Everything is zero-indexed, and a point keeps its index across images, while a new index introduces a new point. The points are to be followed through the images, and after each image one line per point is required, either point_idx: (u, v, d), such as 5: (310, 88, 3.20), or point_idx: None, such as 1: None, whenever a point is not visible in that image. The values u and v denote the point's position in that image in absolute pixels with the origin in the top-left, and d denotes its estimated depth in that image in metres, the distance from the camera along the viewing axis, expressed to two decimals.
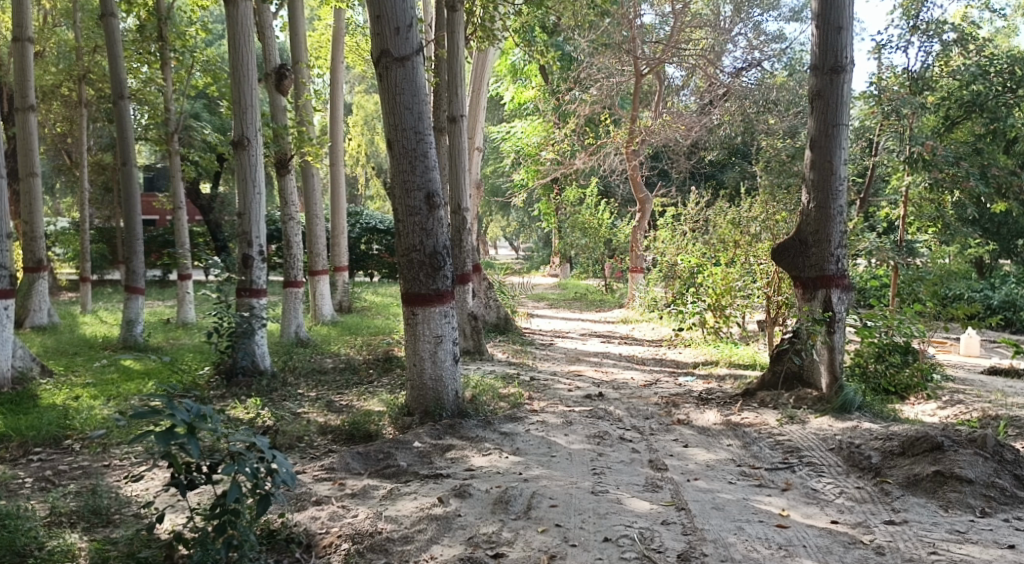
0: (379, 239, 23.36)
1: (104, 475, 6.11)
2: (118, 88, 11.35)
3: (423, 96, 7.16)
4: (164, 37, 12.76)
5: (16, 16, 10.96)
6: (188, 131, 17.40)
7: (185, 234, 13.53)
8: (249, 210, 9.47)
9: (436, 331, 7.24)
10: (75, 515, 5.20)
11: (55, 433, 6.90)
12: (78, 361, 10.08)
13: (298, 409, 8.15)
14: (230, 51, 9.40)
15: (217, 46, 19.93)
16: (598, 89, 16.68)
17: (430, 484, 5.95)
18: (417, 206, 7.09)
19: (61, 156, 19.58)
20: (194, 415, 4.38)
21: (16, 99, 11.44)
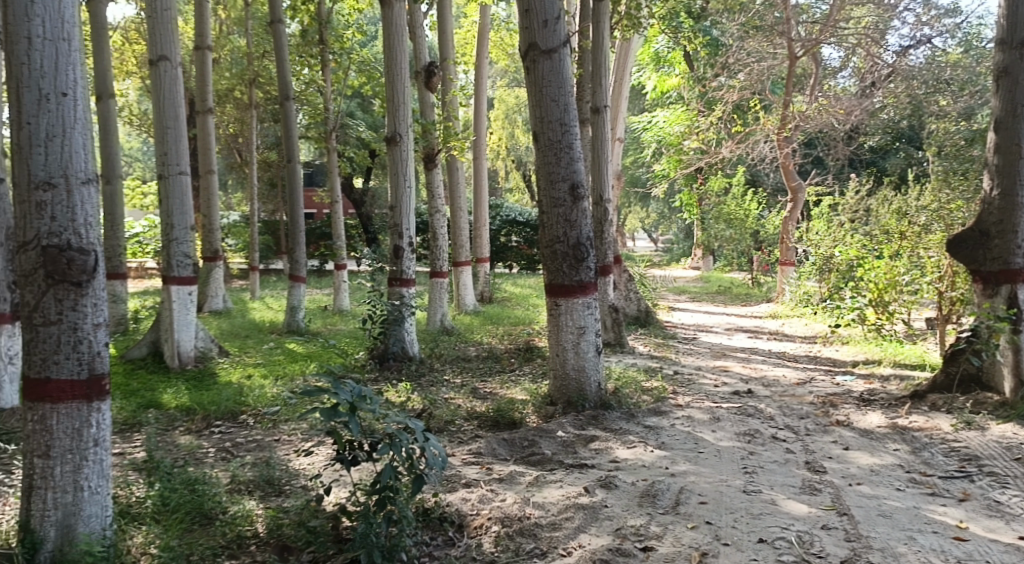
0: (518, 231, 23.59)
1: (275, 448, 6.54)
2: (284, 90, 12.04)
3: (569, 88, 7.15)
4: (325, 41, 13.50)
5: (199, 25, 11.84)
6: (344, 129, 18.30)
7: (340, 227, 14.16)
8: (400, 203, 9.80)
9: (579, 322, 7.23)
10: (252, 484, 5.60)
11: (232, 409, 7.45)
12: (249, 343, 10.83)
13: (445, 395, 8.39)
14: (385, 50, 9.75)
15: (370, 46, 20.80)
16: (748, 74, 16.14)
17: (575, 473, 5.97)
18: (561, 197, 7.11)
19: (232, 154, 21.07)
20: (356, 396, 4.59)
21: (198, 103, 12.41)
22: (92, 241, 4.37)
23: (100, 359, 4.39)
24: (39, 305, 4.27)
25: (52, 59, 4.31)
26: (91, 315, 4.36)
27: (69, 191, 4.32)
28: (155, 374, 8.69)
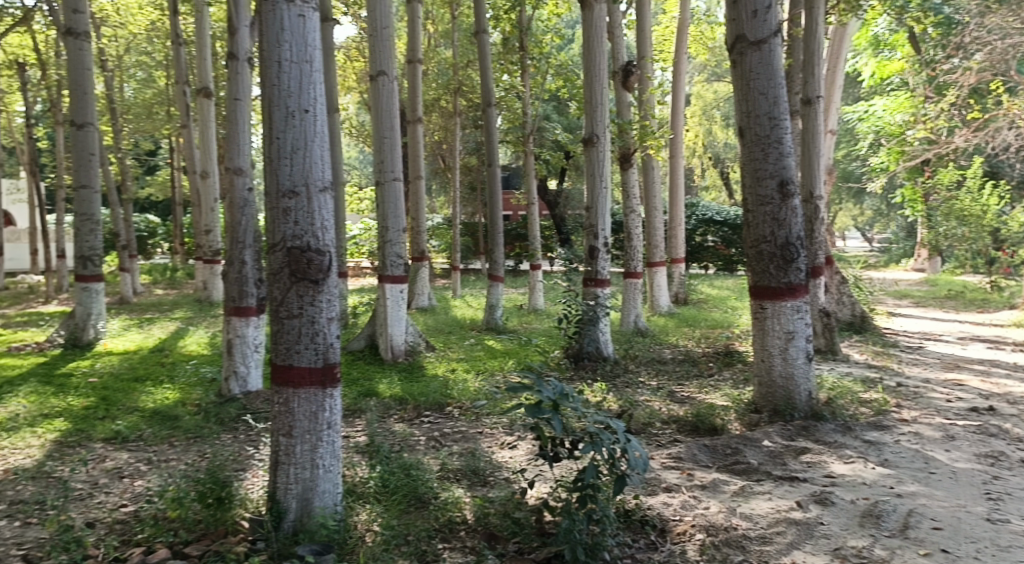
0: (716, 231, 22.87)
1: (479, 440, 6.77)
2: (487, 97, 12.42)
3: (780, 80, 6.84)
4: (525, 47, 13.86)
5: (409, 40, 12.48)
6: (543, 132, 18.62)
7: (536, 228, 14.40)
8: (596, 204, 9.82)
9: (787, 327, 6.89)
10: (460, 473, 5.84)
11: (439, 400, 7.80)
12: (452, 339, 11.31)
13: (642, 397, 8.29)
14: (585, 51, 9.80)
15: (569, 48, 21.03)
16: (987, 54, 14.58)
17: (786, 486, 5.68)
18: (769, 195, 6.81)
19: (437, 159, 22.11)
20: (559, 393, 4.63)
21: (408, 114, 12.99)
22: (327, 243, 4.76)
23: (333, 349, 4.78)
24: (283, 300, 4.70)
25: (297, 79, 4.76)
26: (326, 309, 4.74)
27: (310, 198, 4.74)
28: (369, 365, 9.30)
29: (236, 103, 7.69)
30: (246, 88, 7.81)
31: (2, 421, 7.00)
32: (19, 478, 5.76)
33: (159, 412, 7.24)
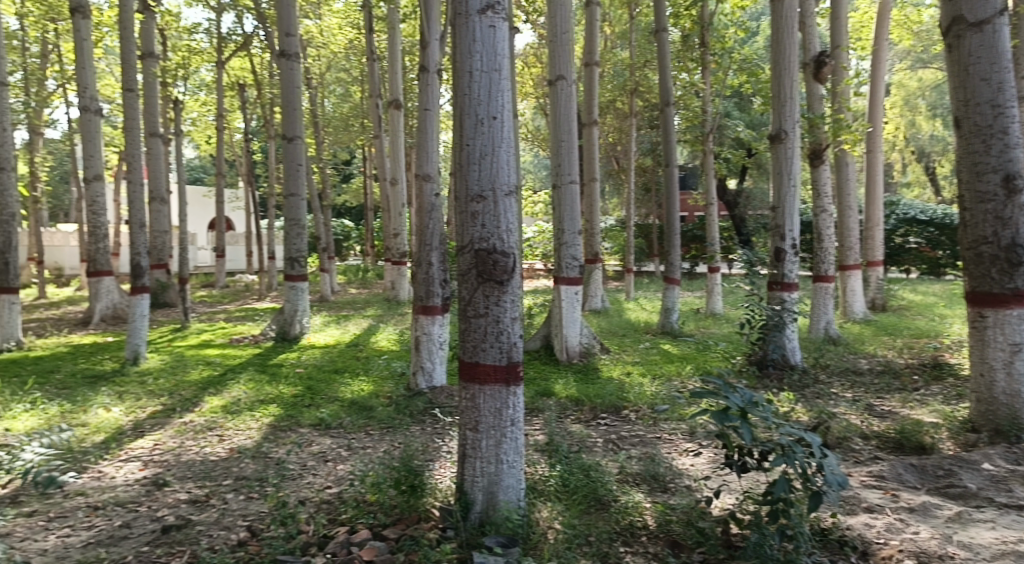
0: (918, 232, 21.22)
1: (659, 445, 6.69)
2: (665, 96, 12.18)
3: (1005, 65, 6.27)
4: (706, 43, 13.66)
5: (587, 42, 12.49)
6: (724, 130, 18.07)
7: (714, 229, 14.01)
8: (782, 203, 9.38)
9: (1012, 338, 6.26)
10: (639, 477, 5.80)
11: (616, 403, 7.77)
12: (627, 342, 11.24)
13: (835, 409, 7.84)
14: (773, 45, 9.41)
15: (754, 42, 20.30)
16: None
17: (1011, 515, 5.18)
18: (991, 191, 6.26)
19: (612, 161, 22.05)
20: (748, 401, 4.50)
21: (584, 116, 12.90)
22: (512, 245, 4.90)
23: (517, 348, 4.89)
24: (471, 300, 4.88)
25: (487, 88, 4.92)
26: (510, 310, 4.87)
27: (496, 201, 4.89)
28: (545, 366, 9.43)
29: (426, 113, 8.04)
30: (435, 99, 8.15)
31: (226, 405, 7.76)
32: (243, 456, 6.38)
33: (357, 402, 7.75)
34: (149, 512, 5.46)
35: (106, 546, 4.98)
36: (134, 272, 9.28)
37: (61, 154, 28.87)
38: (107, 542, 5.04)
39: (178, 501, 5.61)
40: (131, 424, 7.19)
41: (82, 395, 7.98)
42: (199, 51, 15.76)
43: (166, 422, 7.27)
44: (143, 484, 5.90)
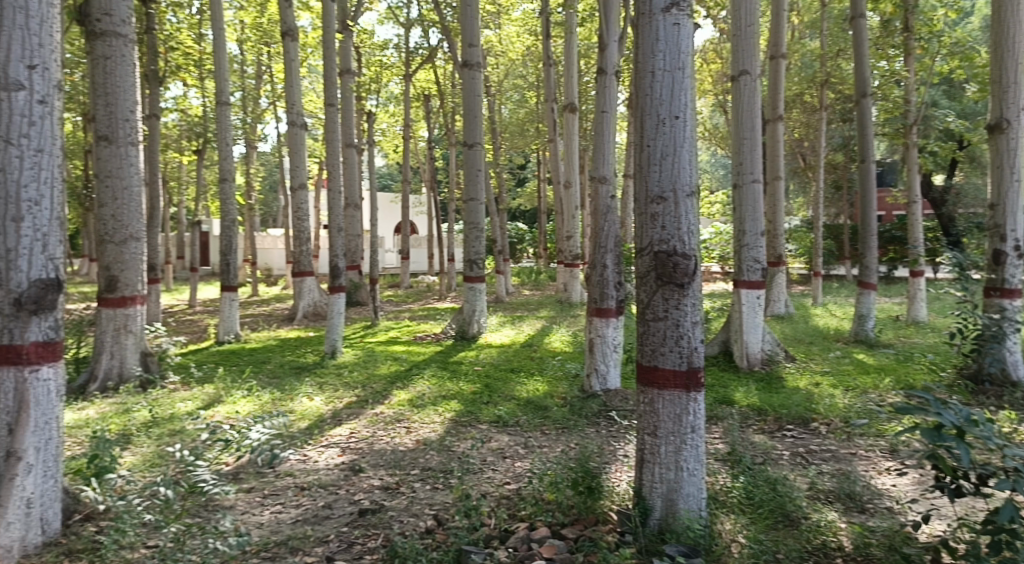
0: None
1: (853, 462, 6.29)
2: (862, 87, 11.39)
3: None
4: (910, 27, 12.57)
5: (774, 34, 11.98)
6: (930, 121, 16.76)
7: (918, 229, 13.01)
8: (1003, 200, 8.51)
9: None
10: (832, 495, 5.48)
11: (803, 414, 7.39)
12: (815, 349, 10.69)
13: None
14: (992, 25, 8.58)
15: (965, 24, 18.66)
16: None
17: None
18: None
19: (799, 158, 21.07)
20: (965, 419, 4.10)
21: (769, 111, 12.39)
22: (693, 247, 4.78)
23: (697, 353, 4.77)
24: (649, 303, 4.81)
25: (669, 87, 4.83)
26: (690, 313, 4.75)
27: (677, 202, 4.79)
28: (725, 372, 9.15)
29: (603, 115, 8.04)
30: (613, 100, 8.11)
31: (413, 399, 8.13)
32: (428, 449, 6.66)
33: (532, 402, 7.87)
34: (347, 495, 5.82)
35: (311, 524, 5.36)
36: (332, 272, 9.93)
37: (270, 165, 31.57)
38: (312, 520, 5.42)
39: (372, 487, 5.94)
40: (330, 412, 7.71)
41: (288, 384, 8.65)
42: (389, 65, 16.70)
43: (359, 412, 7.72)
44: (342, 469, 6.30)
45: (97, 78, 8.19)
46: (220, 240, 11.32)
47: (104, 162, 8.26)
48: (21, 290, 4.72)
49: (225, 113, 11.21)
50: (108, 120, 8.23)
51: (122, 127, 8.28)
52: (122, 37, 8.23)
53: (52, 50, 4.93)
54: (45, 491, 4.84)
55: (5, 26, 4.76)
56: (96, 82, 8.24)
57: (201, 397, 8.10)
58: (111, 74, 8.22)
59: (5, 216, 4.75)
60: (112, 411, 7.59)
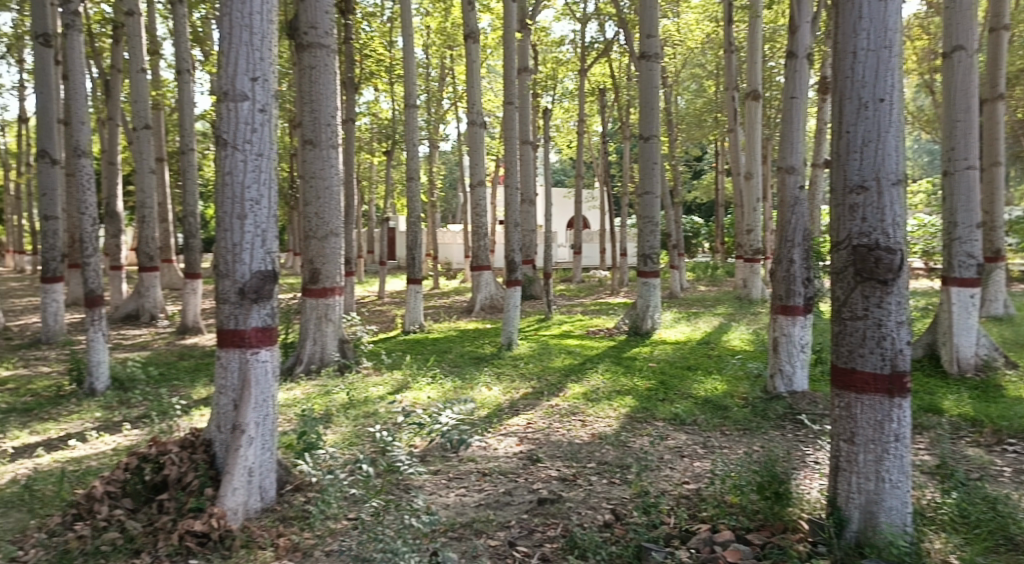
0: None
1: None
2: None
3: None
4: None
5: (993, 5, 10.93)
6: None
7: None
8: None
9: None
10: None
11: None
12: None
13: None
14: None
15: None
16: None
17: None
18: None
19: (1018, 142, 19.13)
20: None
21: (986, 90, 11.28)
22: (898, 241, 4.48)
23: (902, 356, 4.46)
24: (847, 300, 4.56)
25: (873, 68, 4.54)
26: (895, 313, 4.46)
27: (880, 192, 4.50)
28: (932, 377, 8.49)
29: (793, 101, 7.64)
30: (803, 86, 7.71)
31: (587, 392, 8.17)
32: (605, 443, 6.67)
33: (710, 401, 7.68)
34: (526, 483, 5.94)
35: (493, 509, 5.52)
36: (509, 265, 10.14)
37: (450, 163, 32.83)
38: (494, 505, 5.58)
39: (550, 478, 6.03)
40: (508, 402, 7.91)
41: (469, 374, 8.96)
42: (564, 62, 16.90)
43: (536, 403, 7.85)
44: (520, 458, 6.44)
45: (304, 87, 8.83)
46: (406, 235, 11.89)
47: (309, 164, 8.92)
48: (244, 280, 5.22)
49: (412, 114, 11.75)
50: (313, 125, 8.89)
51: (325, 131, 8.91)
52: (325, 47, 8.80)
53: (270, 61, 5.38)
54: (263, 462, 5.34)
55: (233, 43, 5.26)
56: (303, 90, 8.89)
57: (391, 382, 8.57)
58: (315, 82, 8.81)
59: (232, 213, 5.27)
60: (315, 391, 8.19)
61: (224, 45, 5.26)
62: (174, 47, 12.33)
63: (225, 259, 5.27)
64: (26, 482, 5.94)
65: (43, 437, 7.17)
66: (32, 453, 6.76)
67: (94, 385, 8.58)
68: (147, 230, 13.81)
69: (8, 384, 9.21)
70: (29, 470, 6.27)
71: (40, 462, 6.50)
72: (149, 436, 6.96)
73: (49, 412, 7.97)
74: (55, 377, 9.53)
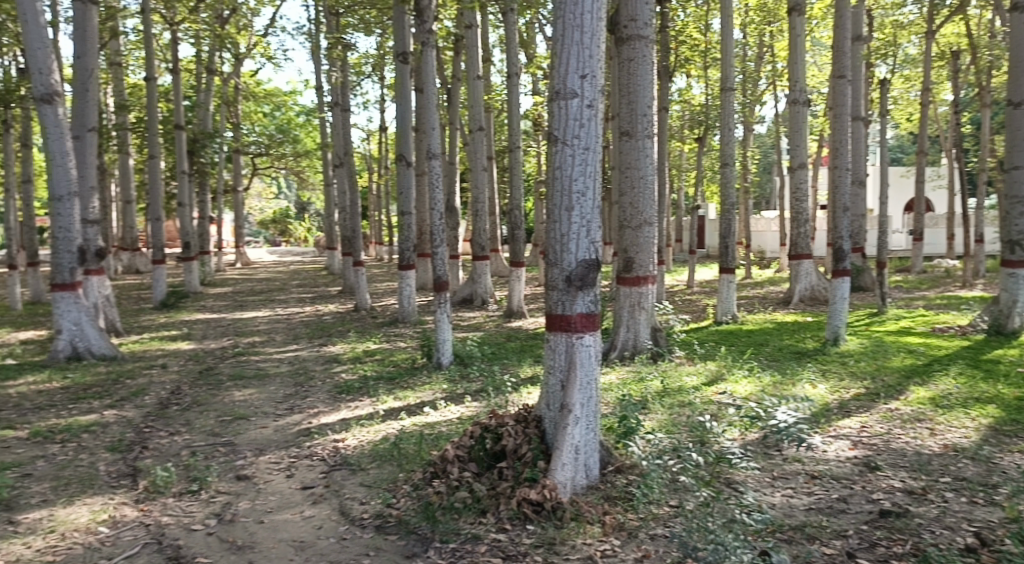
0: None
1: None
2: None
3: None
4: None
5: None
6: None
7: None
8: None
9: None
10: None
11: None
12: None
13: None
14: None
15: None
16: None
17: None
18: None
19: None
20: None
21: None
22: None
23: None
24: None
25: None
26: None
27: None
28: None
29: None
30: None
31: (935, 397, 7.29)
32: (961, 456, 5.91)
33: None
34: (864, 492, 5.44)
35: (827, 515, 5.14)
36: (836, 254, 9.36)
37: (770, 145, 31.37)
38: (827, 511, 5.19)
39: (894, 489, 5.46)
40: (837, 402, 7.32)
41: (790, 369, 8.48)
42: (904, 25, 15.12)
43: (870, 406, 7.18)
44: (856, 464, 5.91)
45: (622, 79, 8.91)
46: (719, 223, 11.54)
47: (625, 155, 9.01)
48: (570, 269, 5.41)
49: (730, 98, 11.35)
50: (630, 116, 8.94)
51: (641, 122, 8.89)
52: (644, 39, 8.72)
53: (599, 58, 5.46)
54: (588, 441, 5.49)
55: (565, 43, 5.43)
56: (621, 83, 8.96)
57: (706, 372, 8.39)
58: (633, 74, 8.85)
59: (560, 205, 5.49)
60: (630, 377, 8.30)
61: (557, 47, 5.46)
62: (507, 51, 13.21)
63: (555, 248, 5.50)
64: (396, 439, 6.72)
65: (404, 403, 8.06)
66: (397, 416, 7.63)
67: (441, 360, 9.48)
68: (480, 224, 14.92)
69: (373, 355, 10.54)
70: (397, 430, 7.09)
71: (404, 424, 7.31)
72: (489, 409, 7.53)
73: (407, 381, 8.97)
74: (410, 351, 10.71)
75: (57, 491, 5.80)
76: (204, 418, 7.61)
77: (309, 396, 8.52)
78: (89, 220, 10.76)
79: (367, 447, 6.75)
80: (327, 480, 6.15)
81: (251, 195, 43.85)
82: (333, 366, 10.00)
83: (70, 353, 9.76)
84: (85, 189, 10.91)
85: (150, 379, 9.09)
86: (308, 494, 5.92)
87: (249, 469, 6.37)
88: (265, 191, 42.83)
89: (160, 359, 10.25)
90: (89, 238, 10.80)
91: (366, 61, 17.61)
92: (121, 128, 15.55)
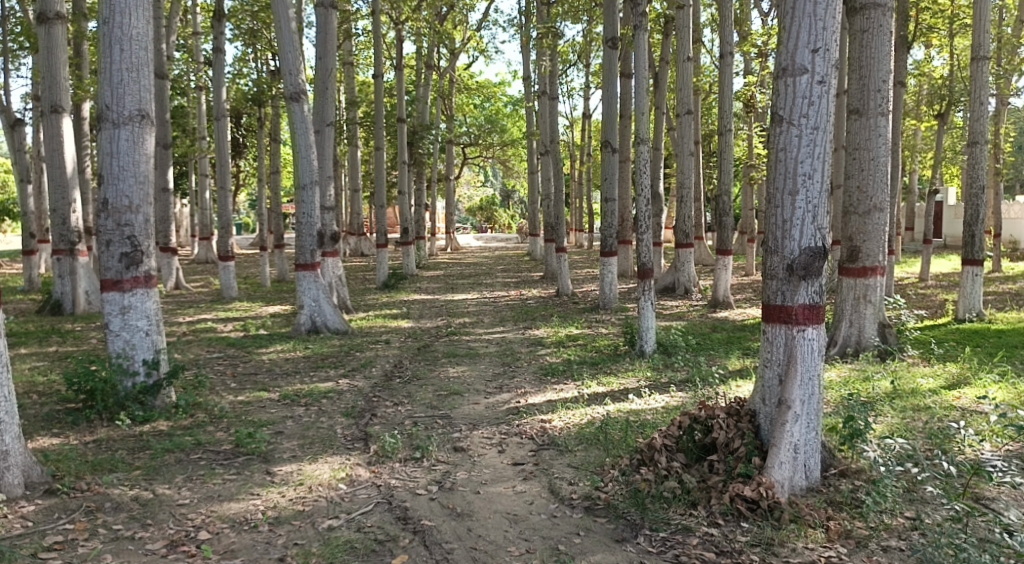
0: None
1: None
2: None
3: None
4: None
5: None
6: None
7: None
8: None
9: None
10: None
11: None
12: None
13: None
14: None
15: None
16: None
17: None
18: None
19: None
20: None
21: None
22: None
23: None
24: None
25: None
26: None
27: None
28: None
29: None
30: None
31: None
32: None
33: None
34: None
35: None
36: None
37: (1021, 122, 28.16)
38: None
39: None
40: None
41: None
42: None
43: None
44: None
45: (854, 52, 8.36)
46: (964, 211, 10.54)
47: (854, 135, 8.47)
48: (793, 257, 5.19)
49: (982, 68, 10.26)
50: (860, 93, 8.38)
51: (874, 99, 8.33)
52: (881, 7, 8.11)
53: (834, 30, 5.17)
54: (809, 441, 5.26)
55: (797, 15, 5.18)
56: (854, 57, 8.40)
57: (944, 375, 7.74)
58: (867, 47, 8.27)
59: (784, 189, 5.27)
60: (854, 376, 7.82)
61: (787, 21, 5.23)
62: (721, 29, 12.81)
63: (776, 235, 5.30)
64: (602, 424, 6.78)
65: (608, 388, 8.12)
66: (602, 401, 7.70)
67: (643, 348, 9.43)
68: (686, 210, 14.65)
69: (577, 340, 10.70)
70: (602, 416, 7.15)
71: (609, 410, 7.36)
72: (696, 399, 7.40)
73: (611, 367, 9.05)
74: (612, 337, 10.77)
75: (303, 448, 6.44)
76: (423, 391, 8.10)
77: (516, 376, 8.81)
78: (327, 206, 11.80)
79: (574, 430, 6.87)
80: (536, 458, 6.34)
81: (463, 184, 45.86)
82: (538, 348, 10.27)
83: (310, 327, 10.76)
84: (323, 177, 11.97)
85: (376, 352, 9.82)
86: (519, 470, 6.14)
87: (465, 441, 6.71)
88: (474, 179, 44.81)
89: (384, 335, 11.02)
90: (326, 223, 11.80)
91: (575, 50, 17.79)
92: (351, 122, 16.75)
